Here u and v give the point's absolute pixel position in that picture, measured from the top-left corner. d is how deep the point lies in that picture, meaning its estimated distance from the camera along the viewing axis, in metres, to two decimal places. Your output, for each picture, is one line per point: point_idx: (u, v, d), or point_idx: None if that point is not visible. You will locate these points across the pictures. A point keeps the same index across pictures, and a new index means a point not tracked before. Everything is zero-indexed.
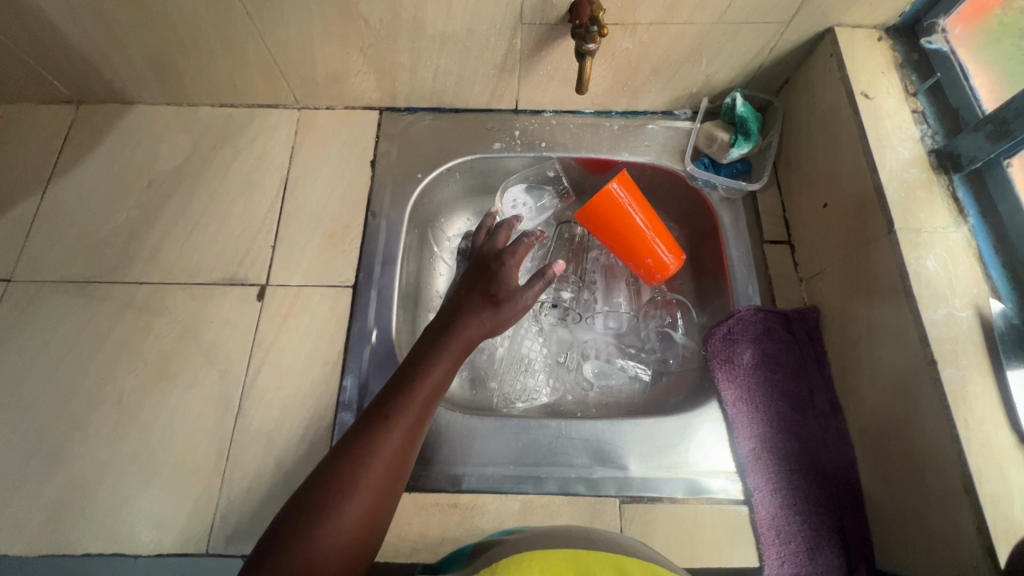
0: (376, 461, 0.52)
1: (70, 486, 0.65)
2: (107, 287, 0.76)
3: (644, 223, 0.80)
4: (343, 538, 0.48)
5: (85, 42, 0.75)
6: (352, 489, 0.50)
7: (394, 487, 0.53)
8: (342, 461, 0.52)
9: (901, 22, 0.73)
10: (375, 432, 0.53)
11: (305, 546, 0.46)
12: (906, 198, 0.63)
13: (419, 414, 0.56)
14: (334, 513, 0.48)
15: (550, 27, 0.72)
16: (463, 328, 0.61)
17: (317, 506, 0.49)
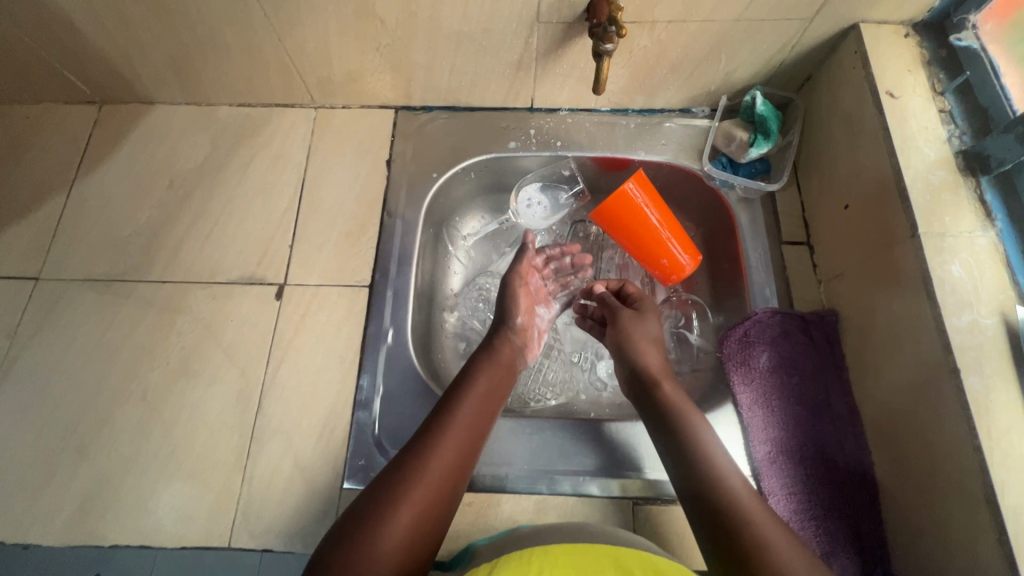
0: (425, 482, 0.53)
1: (97, 480, 0.68)
2: (130, 285, 0.78)
3: (660, 222, 0.79)
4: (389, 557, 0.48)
5: (107, 44, 0.76)
6: (398, 506, 0.51)
7: (442, 512, 0.53)
8: (390, 479, 0.53)
9: (928, 17, 0.70)
10: (434, 440, 0.56)
11: (352, 560, 0.47)
12: (931, 201, 0.61)
13: (465, 439, 0.58)
14: (383, 527, 0.49)
15: (566, 25, 0.71)
16: (500, 359, 0.68)
17: (366, 521, 0.50)
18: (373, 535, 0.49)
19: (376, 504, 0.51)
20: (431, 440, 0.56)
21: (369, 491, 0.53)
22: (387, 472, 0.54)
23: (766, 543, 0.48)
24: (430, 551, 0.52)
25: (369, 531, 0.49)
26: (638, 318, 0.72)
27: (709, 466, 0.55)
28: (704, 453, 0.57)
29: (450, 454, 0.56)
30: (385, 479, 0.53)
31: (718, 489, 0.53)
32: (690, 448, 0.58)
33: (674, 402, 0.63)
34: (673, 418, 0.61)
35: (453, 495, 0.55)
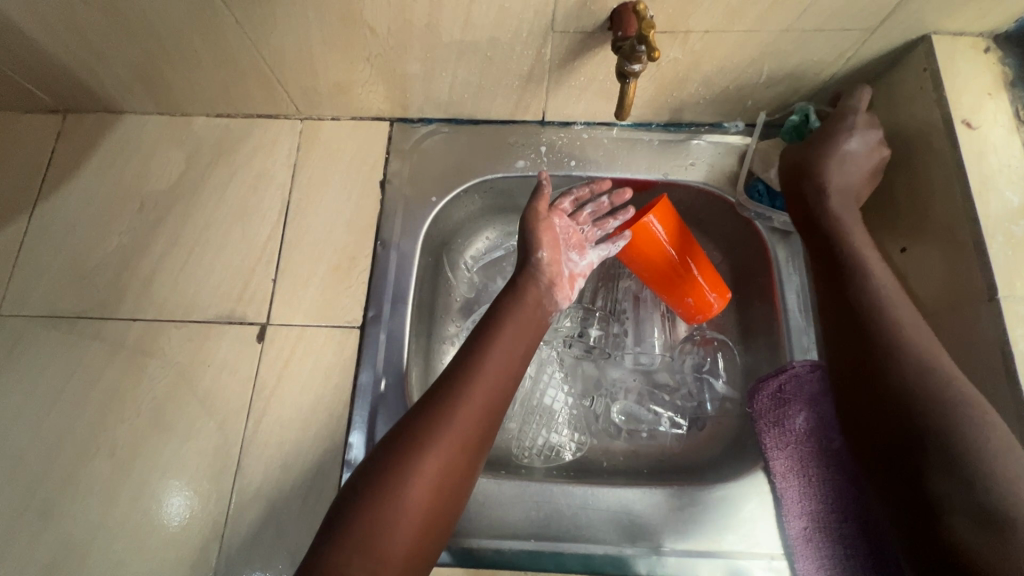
0: (446, 440, 0.50)
1: (67, 544, 0.63)
2: (98, 323, 0.71)
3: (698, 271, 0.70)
4: (409, 522, 0.46)
5: (62, 51, 0.67)
6: (422, 451, 0.49)
7: (464, 477, 0.51)
8: (406, 436, 0.50)
9: (1012, 29, 0.61)
10: (459, 386, 0.53)
11: (370, 519, 0.46)
12: (1012, 257, 0.52)
13: (489, 396, 0.54)
14: (400, 491, 0.47)
15: (586, 35, 0.61)
16: (525, 310, 0.62)
17: (380, 486, 0.47)
18: (390, 497, 0.47)
19: (395, 463, 0.48)
20: (454, 396, 0.52)
21: (385, 449, 0.50)
22: (405, 429, 0.51)
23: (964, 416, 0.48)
24: (448, 520, 0.50)
25: (389, 489, 0.47)
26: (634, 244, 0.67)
27: (897, 344, 0.53)
28: (896, 326, 0.54)
29: (475, 412, 0.52)
30: (402, 438, 0.50)
31: (904, 364, 0.51)
32: (882, 324, 0.54)
33: (875, 272, 0.57)
34: (860, 293, 0.56)
35: (477, 457, 0.52)
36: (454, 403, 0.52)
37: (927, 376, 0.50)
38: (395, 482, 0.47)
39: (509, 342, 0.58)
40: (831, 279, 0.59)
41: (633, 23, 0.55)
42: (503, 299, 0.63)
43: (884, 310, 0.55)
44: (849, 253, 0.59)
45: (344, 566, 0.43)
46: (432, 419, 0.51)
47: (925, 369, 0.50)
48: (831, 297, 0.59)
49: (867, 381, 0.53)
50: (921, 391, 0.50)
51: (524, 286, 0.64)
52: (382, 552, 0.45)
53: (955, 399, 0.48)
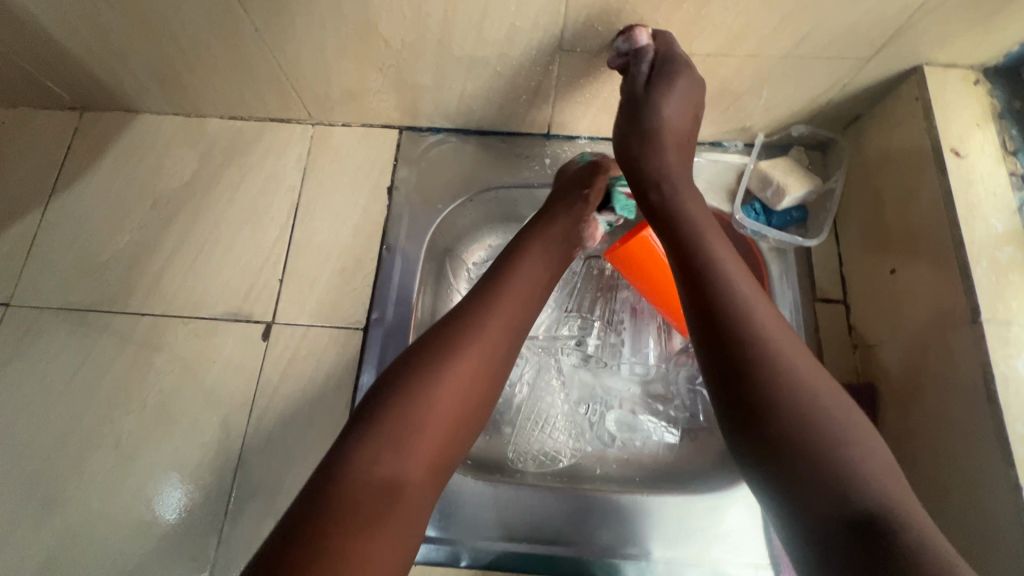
0: (470, 356, 0.50)
1: (69, 531, 0.64)
2: (108, 317, 0.72)
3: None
4: (434, 426, 0.47)
5: (84, 52, 0.69)
6: (451, 358, 0.50)
7: (485, 394, 0.51)
8: (434, 342, 0.51)
9: (1002, 63, 0.63)
10: (489, 298, 0.54)
11: (404, 416, 0.46)
12: (996, 282, 0.55)
13: (516, 314, 0.55)
14: (426, 399, 0.47)
15: (592, 54, 0.63)
16: (556, 237, 0.63)
17: (410, 387, 0.48)
18: (419, 398, 0.47)
19: (418, 374, 0.48)
20: (475, 317, 0.53)
21: (406, 359, 0.50)
22: (433, 336, 0.52)
23: (843, 460, 0.40)
24: (469, 431, 0.50)
25: (411, 399, 0.47)
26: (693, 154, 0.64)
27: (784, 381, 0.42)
28: (769, 349, 0.44)
29: (501, 334, 0.53)
30: (431, 343, 0.51)
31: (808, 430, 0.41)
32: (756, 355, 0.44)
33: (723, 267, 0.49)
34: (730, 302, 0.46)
35: (497, 374, 0.52)
36: (483, 312, 0.53)
37: (802, 403, 0.42)
38: (420, 391, 0.48)
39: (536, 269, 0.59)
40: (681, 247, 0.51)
41: (637, 38, 0.59)
42: (534, 226, 0.64)
43: (756, 331, 0.45)
44: (702, 247, 0.50)
45: (370, 463, 0.44)
46: (453, 338, 0.51)
47: (801, 404, 0.42)
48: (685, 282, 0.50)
49: (734, 404, 0.44)
50: (795, 427, 0.41)
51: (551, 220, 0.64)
52: (401, 457, 0.45)
53: (830, 443, 0.40)
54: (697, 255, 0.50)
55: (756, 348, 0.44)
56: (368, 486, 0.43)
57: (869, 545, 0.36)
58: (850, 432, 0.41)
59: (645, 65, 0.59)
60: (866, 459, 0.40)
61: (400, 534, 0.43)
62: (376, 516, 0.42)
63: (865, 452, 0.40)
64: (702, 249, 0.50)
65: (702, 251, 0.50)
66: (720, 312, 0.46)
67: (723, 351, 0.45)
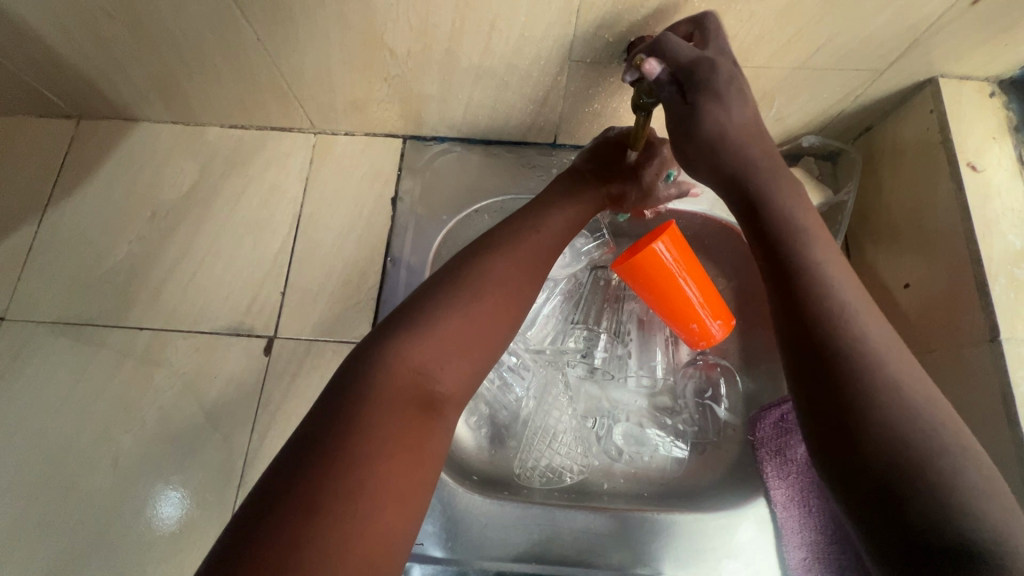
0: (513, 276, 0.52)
1: (67, 553, 0.62)
2: (106, 332, 0.71)
3: (699, 301, 0.70)
4: (463, 346, 0.47)
5: (82, 60, 0.68)
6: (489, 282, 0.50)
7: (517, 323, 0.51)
8: (474, 267, 0.51)
9: (1018, 75, 0.62)
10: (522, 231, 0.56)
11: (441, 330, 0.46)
12: (1014, 299, 0.54)
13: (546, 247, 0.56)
14: (456, 316, 0.47)
15: (602, 65, 0.62)
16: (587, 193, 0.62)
17: (448, 301, 0.48)
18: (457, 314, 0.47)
19: (453, 294, 0.48)
20: (519, 241, 0.54)
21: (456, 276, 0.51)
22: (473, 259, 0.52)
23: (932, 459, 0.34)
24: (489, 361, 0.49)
25: (442, 318, 0.46)
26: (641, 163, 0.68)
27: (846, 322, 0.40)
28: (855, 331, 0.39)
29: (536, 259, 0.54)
30: (470, 266, 0.51)
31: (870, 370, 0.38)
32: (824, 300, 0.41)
33: (805, 241, 0.44)
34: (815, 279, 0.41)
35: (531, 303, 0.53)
36: (517, 242, 0.54)
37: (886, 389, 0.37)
38: (452, 310, 0.47)
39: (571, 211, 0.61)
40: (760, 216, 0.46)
41: (649, 74, 0.49)
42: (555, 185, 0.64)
43: (840, 310, 0.40)
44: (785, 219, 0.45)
45: (410, 359, 0.44)
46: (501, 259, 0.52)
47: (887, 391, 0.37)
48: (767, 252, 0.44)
49: (807, 367, 0.40)
50: (873, 413, 0.36)
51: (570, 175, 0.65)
52: (436, 376, 0.44)
53: (916, 438, 0.35)
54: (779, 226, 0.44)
55: (816, 285, 0.41)
56: (405, 380, 0.43)
57: (951, 559, 0.31)
58: (942, 423, 0.35)
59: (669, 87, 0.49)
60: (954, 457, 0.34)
61: (424, 449, 0.41)
62: (401, 433, 0.41)
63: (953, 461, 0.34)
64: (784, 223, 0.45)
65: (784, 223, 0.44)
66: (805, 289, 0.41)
67: (802, 326, 0.41)
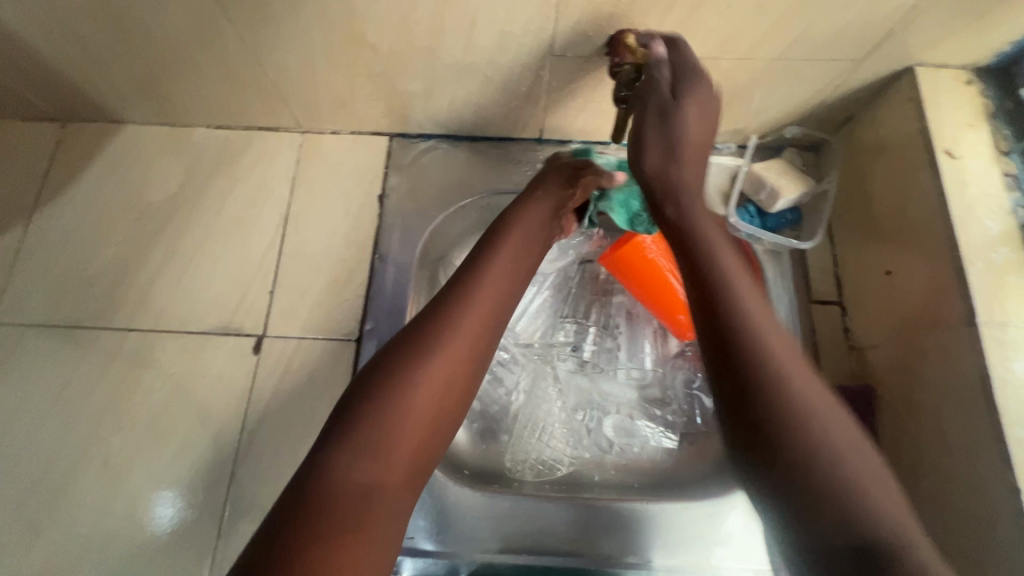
0: (454, 340, 0.49)
1: (58, 553, 0.63)
2: (95, 333, 0.71)
3: (688, 294, 0.70)
4: (411, 428, 0.45)
5: (65, 62, 0.68)
6: (430, 353, 0.48)
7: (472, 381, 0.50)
8: (410, 341, 0.49)
9: (994, 62, 0.63)
10: (465, 290, 0.53)
11: (377, 417, 0.45)
12: (992, 283, 0.55)
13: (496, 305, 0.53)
14: (409, 387, 0.46)
15: (584, 59, 0.62)
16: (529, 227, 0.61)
17: (387, 383, 0.46)
18: (395, 397, 0.46)
19: (404, 363, 0.47)
20: (457, 303, 0.51)
21: (394, 348, 0.49)
22: (411, 331, 0.50)
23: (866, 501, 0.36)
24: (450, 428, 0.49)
25: (383, 404, 0.45)
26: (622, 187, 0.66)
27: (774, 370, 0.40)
28: (789, 387, 0.40)
29: (485, 316, 0.52)
30: (406, 341, 0.49)
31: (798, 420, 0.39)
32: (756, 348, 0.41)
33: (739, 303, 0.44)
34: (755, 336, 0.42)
35: (480, 363, 0.50)
36: (461, 304, 0.51)
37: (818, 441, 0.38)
38: (402, 380, 0.46)
39: (517, 252, 0.58)
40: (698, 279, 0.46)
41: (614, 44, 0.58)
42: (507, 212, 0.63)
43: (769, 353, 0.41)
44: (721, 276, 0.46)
45: (347, 469, 0.42)
46: (437, 323, 0.50)
47: (818, 443, 0.38)
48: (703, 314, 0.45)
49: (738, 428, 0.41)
50: (810, 471, 0.37)
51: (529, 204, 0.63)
52: (377, 470, 0.43)
53: (847, 485, 0.37)
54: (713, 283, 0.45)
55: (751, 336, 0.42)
56: (345, 489, 0.42)
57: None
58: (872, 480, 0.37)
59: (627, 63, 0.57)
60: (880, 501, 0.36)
61: (375, 550, 0.41)
62: (348, 533, 0.40)
63: (881, 495, 0.37)
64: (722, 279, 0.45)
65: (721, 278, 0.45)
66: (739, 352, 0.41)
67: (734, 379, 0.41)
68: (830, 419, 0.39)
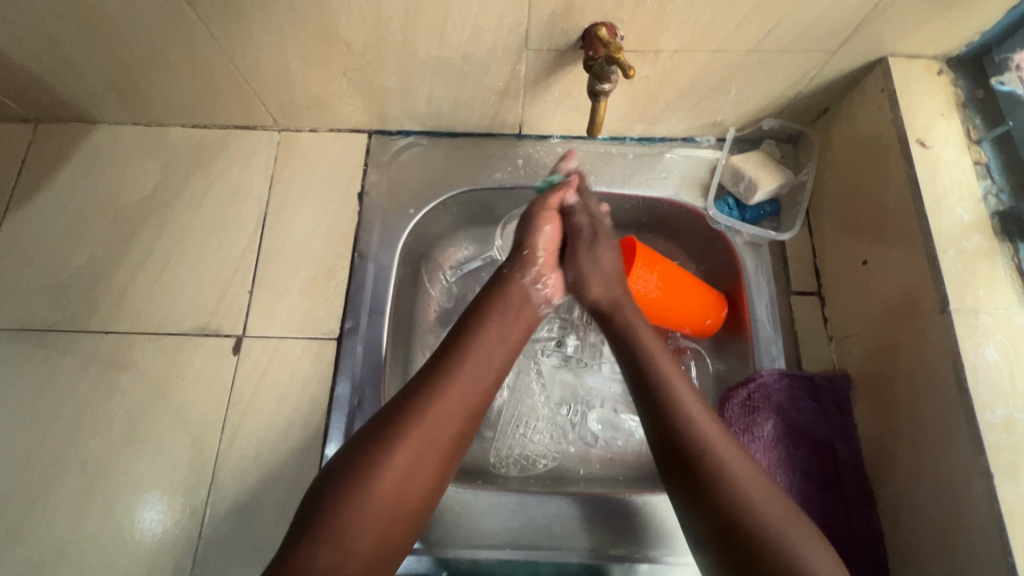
0: (416, 439, 0.50)
1: (34, 561, 0.62)
2: (71, 337, 0.70)
3: (654, 295, 0.70)
4: (375, 517, 0.47)
5: (33, 62, 0.67)
6: (397, 447, 0.49)
7: (439, 475, 0.51)
8: (383, 429, 0.50)
9: (965, 52, 0.64)
10: (440, 377, 0.54)
11: (344, 509, 0.46)
12: (963, 270, 0.55)
13: (471, 394, 0.54)
14: (369, 487, 0.47)
15: (559, 53, 0.62)
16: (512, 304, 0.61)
17: (355, 474, 0.48)
18: (361, 489, 0.47)
19: (373, 451, 0.49)
20: (432, 392, 0.53)
21: (355, 445, 0.50)
22: (385, 418, 0.51)
23: (791, 542, 0.46)
24: (415, 519, 0.50)
25: (351, 496, 0.47)
26: (593, 254, 0.66)
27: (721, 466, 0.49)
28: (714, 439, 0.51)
29: (457, 412, 0.52)
30: (380, 427, 0.51)
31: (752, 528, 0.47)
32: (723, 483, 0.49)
33: (692, 419, 0.52)
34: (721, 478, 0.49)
35: (450, 454, 0.52)
36: (434, 392, 0.53)
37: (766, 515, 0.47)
38: (370, 472, 0.48)
39: (497, 336, 0.59)
40: (660, 437, 0.53)
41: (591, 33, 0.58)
42: (487, 289, 0.63)
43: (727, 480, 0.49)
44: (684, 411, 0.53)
45: (311, 559, 0.44)
46: (399, 423, 0.50)
47: (751, 503, 0.48)
48: (669, 473, 0.52)
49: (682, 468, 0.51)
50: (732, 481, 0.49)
51: (505, 281, 0.64)
52: (339, 558, 0.45)
53: (765, 507, 0.48)
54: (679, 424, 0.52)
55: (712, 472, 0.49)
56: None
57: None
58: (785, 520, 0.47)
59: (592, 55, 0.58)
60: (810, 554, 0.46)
61: None
62: None
63: (796, 527, 0.47)
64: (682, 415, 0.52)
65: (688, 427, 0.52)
66: (715, 515, 0.48)
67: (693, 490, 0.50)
68: (766, 500, 0.48)
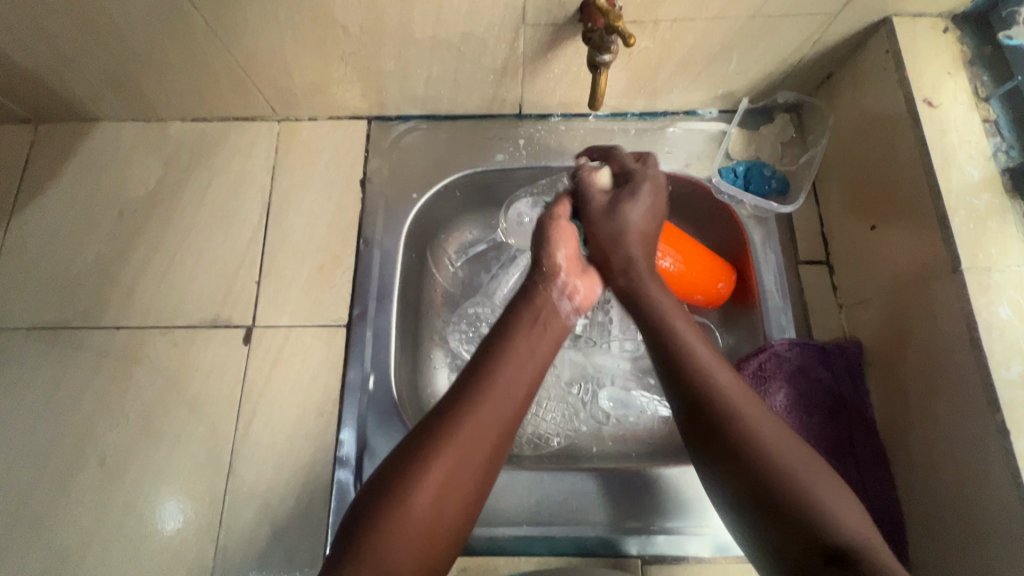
0: (459, 448, 0.46)
1: (59, 554, 0.63)
2: (84, 333, 0.70)
3: (683, 269, 0.69)
4: (416, 534, 0.43)
5: (31, 60, 0.66)
6: (434, 459, 0.45)
7: (482, 483, 0.47)
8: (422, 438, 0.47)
9: (970, 9, 0.63)
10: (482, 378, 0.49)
11: (381, 525, 0.43)
12: (975, 229, 0.55)
13: (512, 397, 0.49)
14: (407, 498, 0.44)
15: (558, 27, 0.62)
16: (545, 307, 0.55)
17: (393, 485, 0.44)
18: (398, 501, 0.43)
19: (412, 460, 0.45)
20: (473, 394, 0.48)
21: (392, 458, 0.46)
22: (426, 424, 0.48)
23: (816, 497, 0.43)
24: (458, 531, 0.46)
25: (391, 509, 0.43)
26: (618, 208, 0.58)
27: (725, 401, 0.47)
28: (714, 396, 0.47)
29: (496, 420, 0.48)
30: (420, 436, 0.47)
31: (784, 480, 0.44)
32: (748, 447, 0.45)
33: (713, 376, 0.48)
34: (777, 483, 0.44)
35: (494, 460, 0.48)
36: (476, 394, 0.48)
37: (826, 512, 0.43)
38: (408, 482, 0.44)
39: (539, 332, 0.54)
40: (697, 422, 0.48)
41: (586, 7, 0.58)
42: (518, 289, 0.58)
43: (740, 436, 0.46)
44: (758, 442, 0.45)
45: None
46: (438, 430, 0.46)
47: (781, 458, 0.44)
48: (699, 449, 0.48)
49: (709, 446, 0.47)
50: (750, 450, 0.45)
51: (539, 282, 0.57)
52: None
53: (772, 464, 0.44)
54: (733, 437, 0.45)
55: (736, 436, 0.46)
56: None
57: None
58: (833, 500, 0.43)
59: (590, 28, 0.58)
60: (850, 522, 0.42)
61: None
62: None
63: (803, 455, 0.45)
64: (778, 459, 0.45)
65: (796, 477, 0.44)
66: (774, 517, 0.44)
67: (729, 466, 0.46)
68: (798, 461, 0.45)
